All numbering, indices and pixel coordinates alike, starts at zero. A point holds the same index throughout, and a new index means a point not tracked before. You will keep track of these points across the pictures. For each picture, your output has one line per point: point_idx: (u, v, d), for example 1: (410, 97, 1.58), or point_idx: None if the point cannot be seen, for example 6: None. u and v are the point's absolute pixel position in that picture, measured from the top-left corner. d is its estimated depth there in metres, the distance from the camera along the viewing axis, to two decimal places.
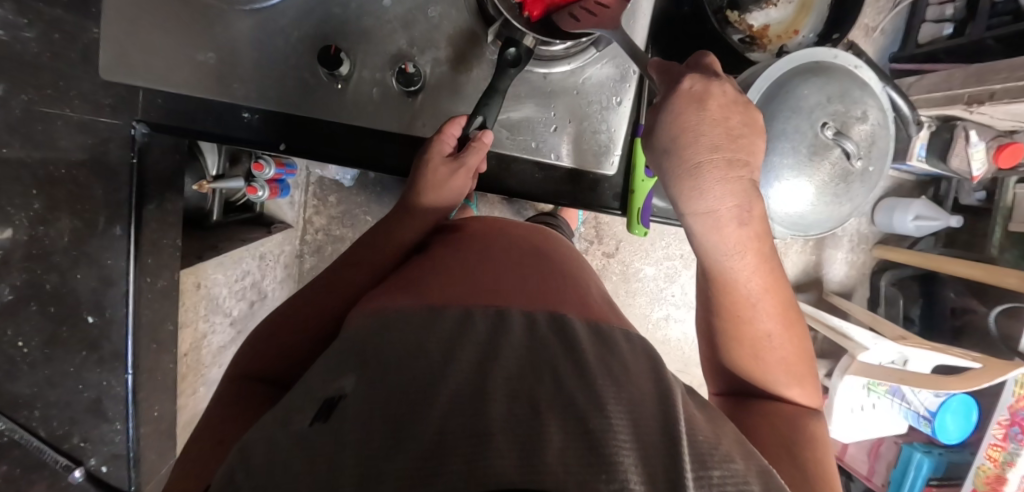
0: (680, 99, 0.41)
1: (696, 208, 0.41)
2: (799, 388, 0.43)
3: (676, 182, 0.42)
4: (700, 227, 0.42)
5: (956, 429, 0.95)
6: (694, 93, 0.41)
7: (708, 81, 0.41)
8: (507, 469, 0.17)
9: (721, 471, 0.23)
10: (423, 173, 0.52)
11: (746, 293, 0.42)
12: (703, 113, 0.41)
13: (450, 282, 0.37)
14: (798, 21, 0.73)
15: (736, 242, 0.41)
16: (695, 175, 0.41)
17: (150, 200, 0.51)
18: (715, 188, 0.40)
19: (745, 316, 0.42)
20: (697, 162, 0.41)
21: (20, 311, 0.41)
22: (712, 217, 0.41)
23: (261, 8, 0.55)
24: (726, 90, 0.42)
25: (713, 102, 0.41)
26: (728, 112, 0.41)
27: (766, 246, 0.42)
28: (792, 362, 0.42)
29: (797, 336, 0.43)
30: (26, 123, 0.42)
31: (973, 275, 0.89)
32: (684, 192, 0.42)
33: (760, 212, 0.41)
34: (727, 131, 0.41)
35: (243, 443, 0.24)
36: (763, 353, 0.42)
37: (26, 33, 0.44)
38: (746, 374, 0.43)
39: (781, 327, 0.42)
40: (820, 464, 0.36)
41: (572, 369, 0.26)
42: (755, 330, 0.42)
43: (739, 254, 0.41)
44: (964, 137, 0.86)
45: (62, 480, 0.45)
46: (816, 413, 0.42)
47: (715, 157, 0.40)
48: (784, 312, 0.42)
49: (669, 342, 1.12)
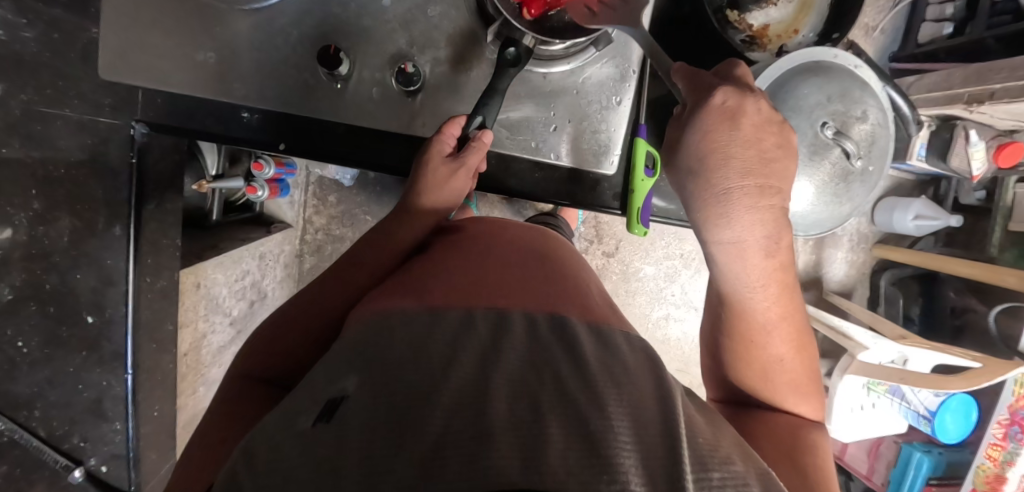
0: (710, 115, 0.39)
1: (721, 237, 0.40)
2: (806, 405, 0.43)
3: (700, 206, 0.41)
4: (724, 256, 0.41)
5: (955, 428, 0.95)
6: (726, 108, 0.39)
7: (743, 96, 0.39)
8: (509, 469, 0.17)
9: (721, 473, 0.23)
10: (423, 173, 0.51)
11: (762, 320, 0.42)
12: (735, 131, 0.39)
13: (455, 284, 0.37)
14: (798, 21, 0.72)
15: (760, 272, 0.41)
16: (723, 201, 0.40)
17: (150, 200, 0.50)
18: (744, 218, 0.39)
19: (758, 342, 0.42)
20: (726, 188, 0.39)
21: (19, 312, 0.41)
22: (738, 247, 0.40)
23: (259, 8, 0.55)
24: (761, 106, 0.40)
25: (747, 120, 0.39)
26: (762, 133, 0.40)
27: (788, 276, 0.42)
28: (800, 382, 0.43)
29: (806, 356, 0.44)
30: (25, 123, 0.42)
31: (973, 275, 0.89)
32: (711, 218, 0.40)
33: (787, 243, 0.41)
34: (759, 154, 0.40)
35: (246, 443, 0.24)
36: (771, 373, 0.42)
37: (26, 33, 0.44)
38: (753, 390, 0.43)
39: (793, 351, 0.43)
40: (819, 469, 0.36)
41: (573, 370, 0.26)
42: (766, 355, 0.42)
43: (762, 286, 0.41)
44: (964, 136, 0.86)
45: (62, 480, 0.45)
46: (820, 426, 0.43)
47: (747, 184, 0.39)
48: (797, 337, 0.43)
49: (669, 342, 1.12)
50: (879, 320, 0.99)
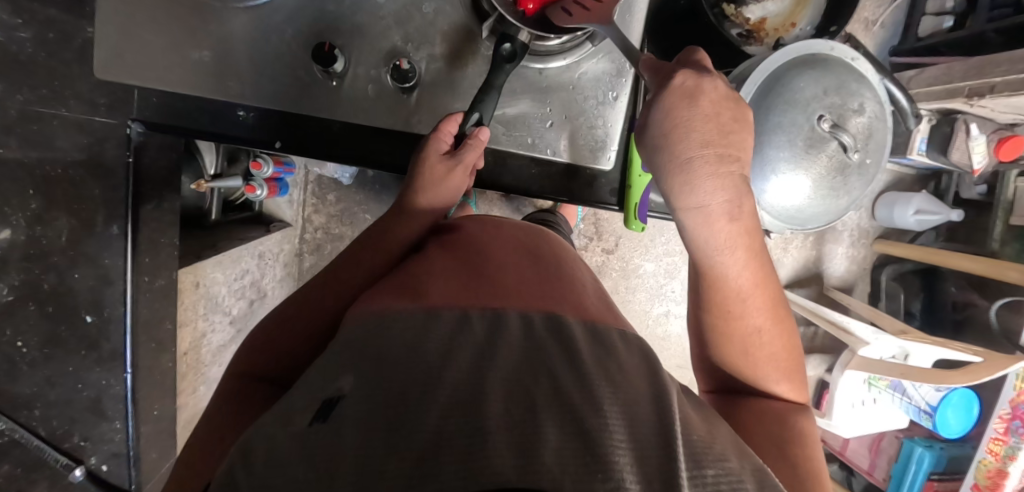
0: (672, 95, 0.41)
1: (687, 203, 0.41)
2: (787, 383, 0.42)
3: (667, 177, 0.42)
4: (691, 222, 0.42)
5: (957, 422, 0.95)
6: (686, 89, 0.41)
7: (699, 77, 0.41)
8: (504, 468, 0.17)
9: (715, 470, 0.23)
10: (421, 172, 0.51)
11: (736, 288, 0.42)
12: (695, 108, 0.40)
13: (448, 285, 0.37)
14: (797, 13, 0.72)
15: (727, 235, 0.41)
16: (686, 170, 0.41)
17: (148, 200, 0.50)
18: (706, 184, 0.40)
19: (734, 311, 0.42)
20: (689, 157, 0.41)
21: (17, 312, 0.42)
22: (702, 212, 0.41)
23: (252, 6, 0.54)
24: (717, 85, 0.42)
25: (705, 98, 0.41)
26: (720, 108, 0.41)
27: (756, 242, 0.42)
28: (781, 358, 0.43)
29: (786, 331, 0.43)
30: (22, 123, 0.43)
31: (973, 268, 0.88)
32: (676, 187, 0.41)
33: (750, 208, 0.41)
34: (718, 127, 0.41)
35: (243, 443, 0.24)
36: (751, 347, 0.42)
37: (22, 33, 0.44)
38: (733, 366, 0.43)
39: (770, 322, 0.42)
40: (808, 460, 0.36)
41: (570, 369, 0.26)
42: (744, 326, 0.42)
43: (731, 250, 0.41)
44: (964, 130, 0.85)
45: (62, 480, 0.45)
46: (803, 407, 0.42)
47: (707, 152, 0.40)
48: (773, 308, 0.43)
49: (669, 338, 1.12)
50: (879, 316, 0.99)
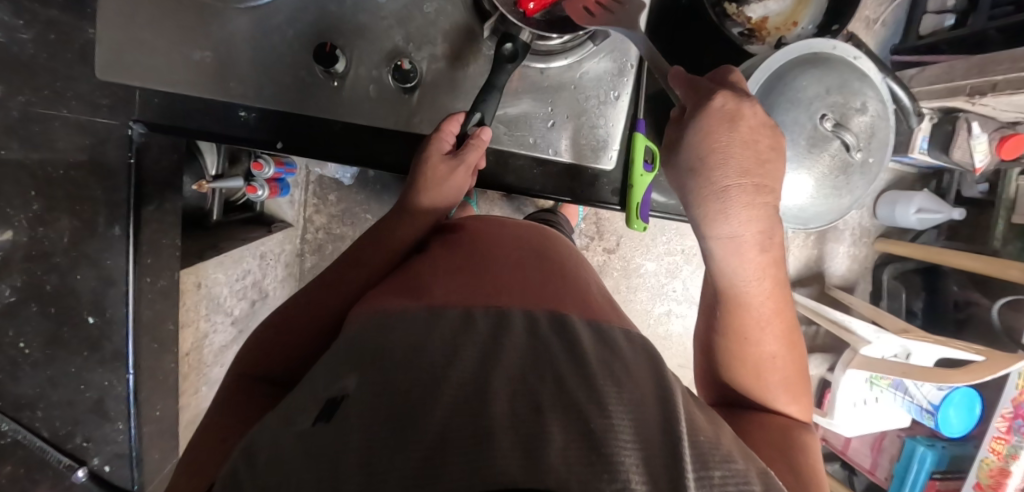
0: (709, 118, 0.41)
1: (718, 232, 0.41)
2: (797, 405, 0.43)
3: (700, 202, 0.42)
4: (720, 251, 0.42)
5: (959, 422, 0.94)
6: (725, 111, 0.41)
7: (739, 100, 0.41)
8: (510, 467, 0.17)
9: (722, 471, 0.23)
10: (423, 171, 0.51)
11: (757, 316, 0.42)
12: (734, 131, 0.40)
13: (452, 284, 0.37)
14: (798, 13, 0.72)
15: (755, 266, 0.41)
16: (722, 199, 0.41)
17: (150, 201, 0.50)
18: (740, 215, 0.40)
19: (751, 338, 0.42)
20: (726, 185, 0.40)
21: (20, 313, 0.43)
22: (735, 242, 0.41)
23: (253, 6, 0.54)
24: (757, 110, 0.42)
25: (744, 123, 0.41)
26: (757, 135, 0.41)
27: (780, 272, 0.43)
28: (793, 381, 0.43)
29: (798, 357, 0.44)
30: (24, 124, 0.44)
31: (974, 267, 0.88)
32: (708, 214, 0.41)
33: (779, 239, 0.42)
34: (755, 154, 0.41)
35: (246, 444, 0.24)
36: (765, 374, 0.42)
37: (23, 35, 0.46)
38: (743, 389, 0.43)
39: (785, 349, 0.43)
40: (813, 469, 0.36)
41: (574, 369, 0.26)
42: (760, 353, 0.42)
43: (758, 280, 0.42)
44: (966, 128, 0.85)
45: (66, 480, 0.46)
46: (810, 429, 0.42)
47: (745, 181, 0.40)
48: (789, 335, 0.43)
49: (670, 337, 1.12)
50: (880, 314, 0.99)
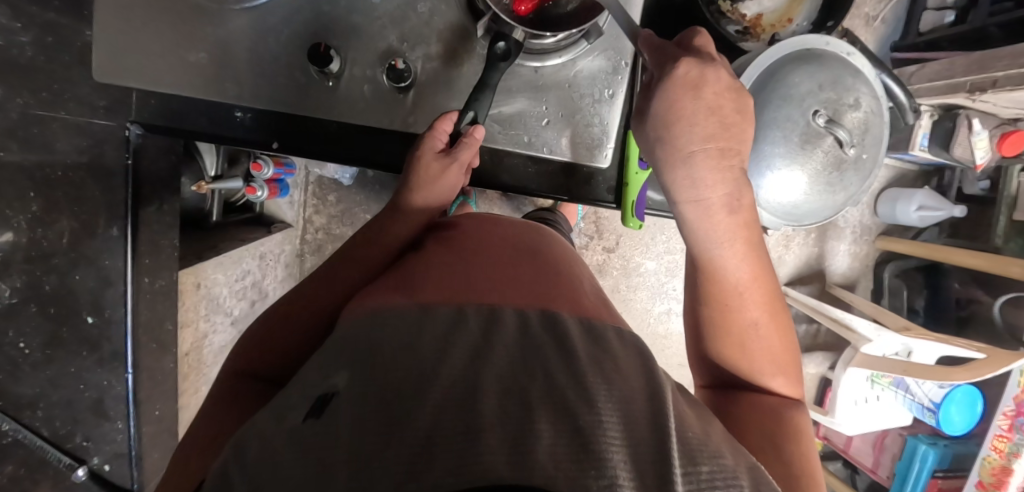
0: (674, 85, 0.42)
1: (688, 196, 0.43)
2: (784, 379, 0.42)
3: (668, 169, 0.43)
4: (691, 215, 0.43)
5: (961, 420, 0.93)
6: (688, 79, 0.41)
7: (703, 67, 0.42)
8: (496, 464, 0.17)
9: (710, 467, 0.23)
10: (416, 170, 0.51)
11: (734, 285, 0.42)
12: (699, 99, 0.41)
13: (443, 281, 0.37)
14: (792, 9, 0.71)
15: (726, 229, 0.42)
16: (688, 163, 0.42)
17: (149, 202, 0.50)
18: (707, 178, 0.42)
19: (732, 305, 0.42)
20: (691, 150, 0.42)
21: (20, 313, 0.44)
22: (701, 206, 0.42)
23: (250, 7, 0.55)
24: (721, 75, 0.42)
25: (709, 88, 0.42)
26: (721, 99, 0.42)
27: (756, 237, 0.43)
28: (780, 356, 0.42)
29: (784, 329, 0.43)
30: (23, 125, 0.45)
31: (977, 264, 0.87)
32: (677, 181, 0.43)
33: (749, 202, 0.43)
34: (720, 120, 0.42)
35: (236, 441, 0.24)
36: (749, 342, 0.41)
37: (22, 37, 0.46)
38: (728, 363, 0.42)
39: (768, 317, 0.42)
40: (801, 457, 0.35)
41: (563, 365, 0.26)
42: (741, 319, 0.41)
43: (730, 243, 0.42)
44: (966, 125, 0.84)
45: (66, 480, 0.46)
46: (800, 405, 0.41)
47: (710, 147, 0.42)
48: (771, 302, 0.42)
49: (670, 336, 1.12)
50: (882, 313, 0.99)
